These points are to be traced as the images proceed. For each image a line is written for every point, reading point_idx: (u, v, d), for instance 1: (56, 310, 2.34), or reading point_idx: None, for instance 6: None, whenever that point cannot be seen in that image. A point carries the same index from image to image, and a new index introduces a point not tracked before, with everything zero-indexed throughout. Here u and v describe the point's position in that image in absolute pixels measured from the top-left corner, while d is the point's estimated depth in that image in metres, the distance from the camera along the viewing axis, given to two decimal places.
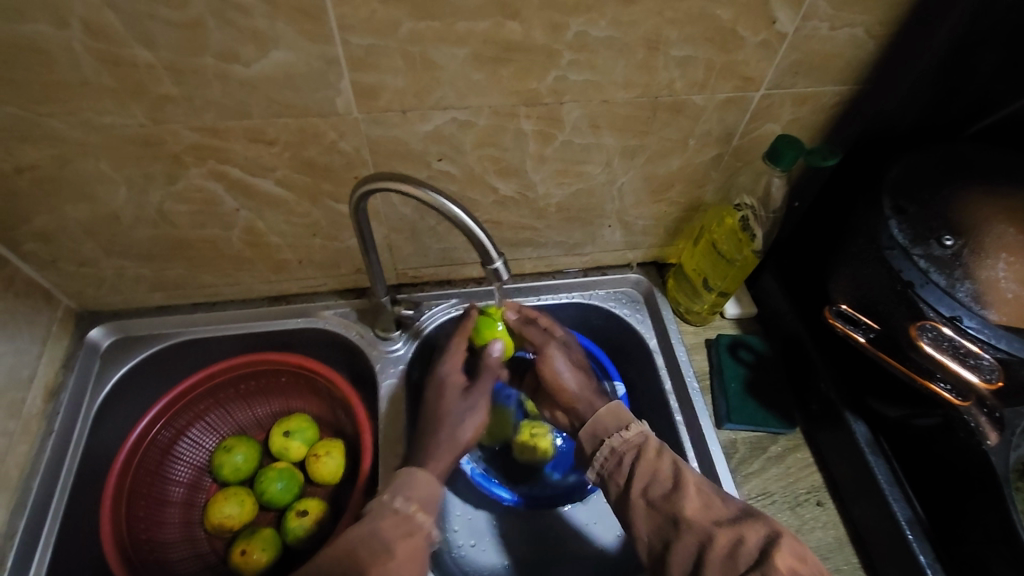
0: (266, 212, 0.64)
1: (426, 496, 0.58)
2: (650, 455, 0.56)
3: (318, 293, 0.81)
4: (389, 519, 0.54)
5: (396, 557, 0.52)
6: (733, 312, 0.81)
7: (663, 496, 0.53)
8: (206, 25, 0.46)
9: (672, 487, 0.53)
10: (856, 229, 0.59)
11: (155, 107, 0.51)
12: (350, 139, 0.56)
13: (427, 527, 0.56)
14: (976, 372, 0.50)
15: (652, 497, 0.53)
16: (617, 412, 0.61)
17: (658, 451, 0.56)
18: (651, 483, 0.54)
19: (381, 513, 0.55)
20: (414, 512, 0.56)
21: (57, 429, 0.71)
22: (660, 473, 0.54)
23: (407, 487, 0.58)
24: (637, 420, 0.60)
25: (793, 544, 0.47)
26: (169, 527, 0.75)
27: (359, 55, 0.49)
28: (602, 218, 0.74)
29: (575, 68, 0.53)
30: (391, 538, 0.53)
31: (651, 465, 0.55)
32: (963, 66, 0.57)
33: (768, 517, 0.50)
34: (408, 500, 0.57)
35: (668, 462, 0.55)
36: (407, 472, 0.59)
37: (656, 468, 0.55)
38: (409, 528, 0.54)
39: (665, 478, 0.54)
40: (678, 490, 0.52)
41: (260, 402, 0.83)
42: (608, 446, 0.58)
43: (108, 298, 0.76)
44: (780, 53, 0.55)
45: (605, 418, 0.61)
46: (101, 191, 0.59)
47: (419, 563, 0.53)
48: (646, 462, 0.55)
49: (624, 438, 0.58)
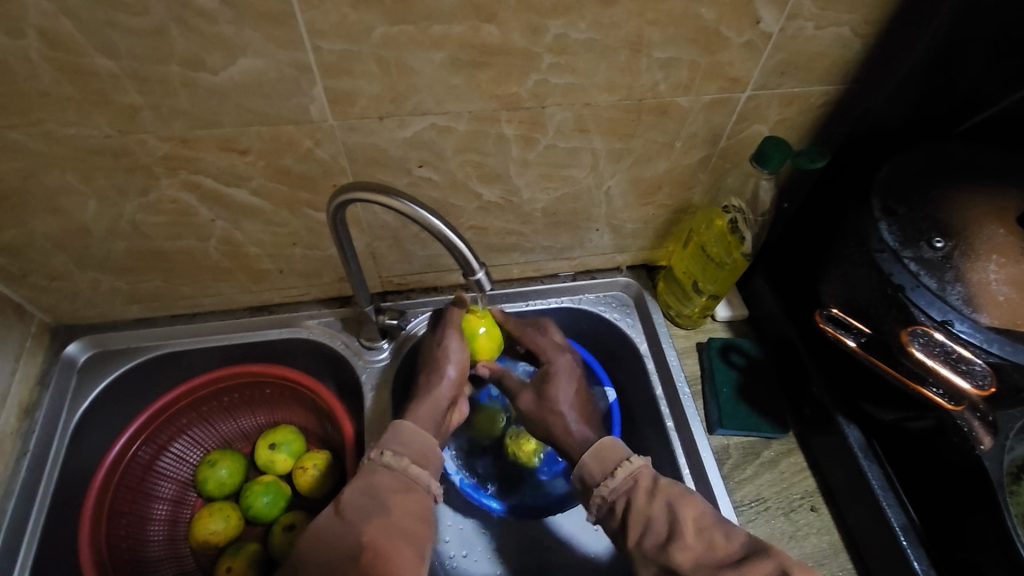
0: (243, 222, 0.63)
1: (419, 451, 0.58)
2: (641, 500, 0.54)
3: (302, 302, 0.79)
4: (381, 477, 0.55)
5: (392, 512, 0.53)
6: (724, 315, 0.80)
7: (658, 548, 0.51)
8: (170, 32, 0.44)
9: (667, 535, 0.51)
10: (846, 232, 0.58)
11: (121, 117, 0.49)
12: (327, 146, 0.55)
13: (424, 480, 0.57)
14: (968, 378, 0.49)
15: (647, 548, 0.52)
16: (604, 453, 0.59)
17: (648, 494, 0.54)
18: (646, 533, 0.52)
19: (372, 471, 0.56)
20: (406, 467, 0.56)
21: (34, 448, 0.68)
22: (653, 521, 0.53)
23: (397, 443, 0.58)
24: (627, 459, 0.58)
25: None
26: (153, 544, 0.74)
27: (331, 61, 0.48)
28: (589, 222, 0.72)
29: (556, 71, 0.52)
30: (385, 496, 0.54)
31: (642, 513, 0.53)
32: (953, 63, 0.56)
33: (775, 551, 0.48)
34: (399, 455, 0.57)
35: (661, 505, 0.53)
36: (397, 424, 0.59)
37: (649, 516, 0.53)
38: (405, 483, 0.56)
39: (659, 528, 0.52)
40: (673, 540, 0.51)
41: (244, 413, 0.81)
42: (598, 494, 0.57)
43: (85, 311, 0.74)
44: (765, 53, 0.54)
45: (591, 464, 0.59)
46: (70, 203, 0.57)
47: (420, 516, 0.54)
48: (637, 509, 0.54)
49: (612, 486, 0.56)
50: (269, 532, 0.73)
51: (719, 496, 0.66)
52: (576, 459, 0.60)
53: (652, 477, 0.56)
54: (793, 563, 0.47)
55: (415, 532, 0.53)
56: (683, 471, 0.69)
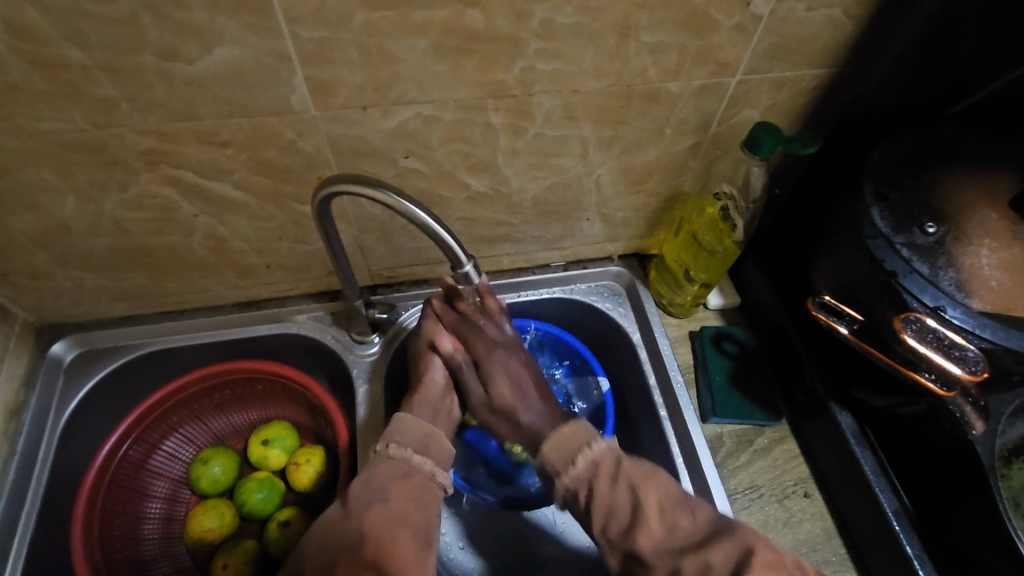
0: (227, 217, 0.62)
1: (419, 439, 0.58)
2: (605, 486, 0.54)
3: (290, 297, 0.78)
4: (383, 467, 0.55)
5: (392, 499, 0.53)
6: (717, 303, 0.80)
7: (623, 534, 0.52)
8: (142, 21, 0.43)
9: (632, 522, 0.52)
10: (838, 218, 0.58)
11: (96, 110, 0.48)
12: (310, 138, 0.54)
13: (428, 467, 0.56)
14: (961, 365, 0.48)
15: (612, 534, 0.53)
16: (563, 441, 0.57)
17: (612, 478, 0.54)
18: (611, 519, 0.53)
19: (374, 462, 0.56)
20: (409, 456, 0.56)
21: (20, 451, 0.67)
22: (617, 507, 0.53)
23: (398, 434, 0.58)
24: (593, 440, 0.57)
25: (764, 559, 0.47)
26: (147, 543, 0.73)
27: (311, 49, 0.46)
28: (580, 211, 0.72)
29: (543, 57, 0.51)
30: (386, 483, 0.54)
31: (606, 499, 0.53)
32: (945, 44, 0.55)
33: (741, 530, 0.50)
34: (402, 445, 0.57)
35: (626, 490, 0.53)
36: (398, 418, 0.58)
37: (613, 502, 0.53)
38: (407, 470, 0.55)
39: (624, 514, 0.52)
40: (638, 525, 0.52)
41: (236, 410, 0.80)
42: (561, 486, 0.56)
43: (69, 310, 0.73)
44: (755, 36, 0.53)
45: (551, 455, 0.57)
46: (48, 200, 0.56)
47: (420, 501, 0.54)
48: (601, 495, 0.54)
49: (574, 475, 0.55)
50: (262, 529, 0.72)
51: (713, 484, 0.66)
52: (538, 445, 0.59)
53: (613, 461, 0.56)
54: (755, 541, 0.49)
55: (417, 517, 0.53)
56: (677, 460, 0.69)
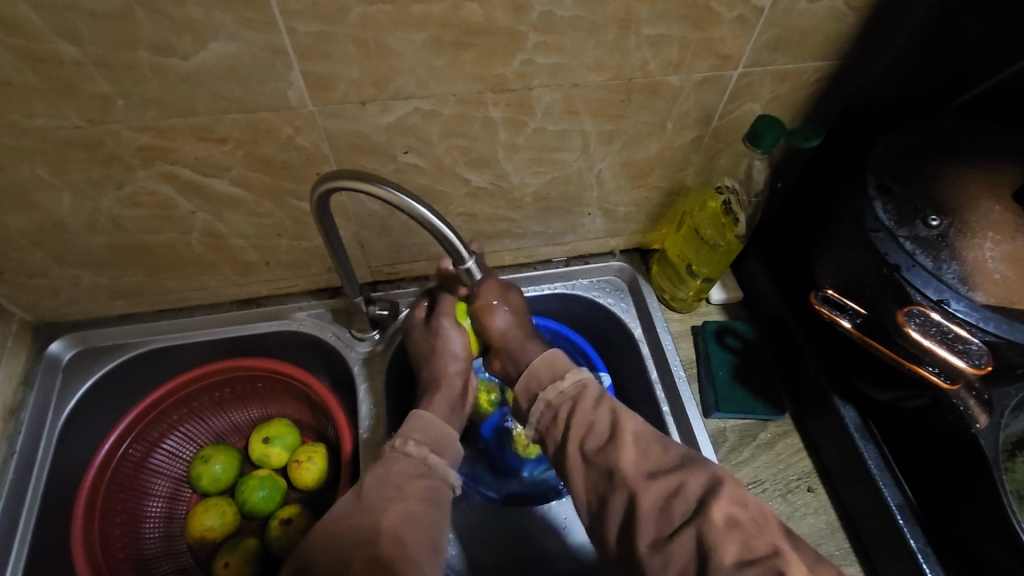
0: (225, 214, 0.61)
1: (438, 439, 0.58)
2: (586, 404, 0.56)
3: (290, 294, 0.78)
4: (400, 464, 0.55)
5: (408, 498, 0.52)
6: (719, 298, 0.80)
7: (598, 449, 0.53)
8: (136, 16, 0.42)
9: (608, 439, 0.53)
10: (841, 212, 0.57)
11: (90, 107, 0.48)
12: (308, 134, 0.53)
13: (441, 467, 0.56)
14: (965, 358, 0.47)
15: (586, 451, 0.54)
16: (554, 361, 0.60)
17: (593, 400, 0.56)
18: (587, 435, 0.54)
19: (391, 458, 0.55)
20: (427, 456, 0.56)
21: (19, 451, 0.67)
22: (596, 425, 0.54)
23: (418, 430, 0.58)
24: (574, 368, 0.59)
25: (733, 491, 0.48)
26: (148, 542, 0.73)
27: (307, 44, 0.46)
28: (580, 206, 0.71)
29: (542, 50, 0.50)
30: (402, 481, 0.53)
31: (585, 415, 0.55)
32: (949, 34, 0.54)
33: (712, 465, 0.50)
34: (420, 443, 0.57)
35: (606, 411, 0.55)
36: (416, 415, 0.59)
37: (593, 420, 0.55)
38: (422, 470, 0.55)
39: (599, 431, 0.54)
40: (613, 441, 0.53)
41: (236, 408, 0.80)
42: (543, 400, 0.58)
43: (67, 309, 0.72)
44: (757, 28, 0.53)
45: (541, 369, 0.60)
46: (43, 198, 0.55)
47: (432, 503, 0.54)
48: (581, 412, 0.55)
49: (560, 390, 0.58)
50: (265, 526, 0.72)
51: None
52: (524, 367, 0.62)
53: (598, 386, 0.58)
54: (725, 474, 0.49)
55: (430, 517, 0.53)
56: None
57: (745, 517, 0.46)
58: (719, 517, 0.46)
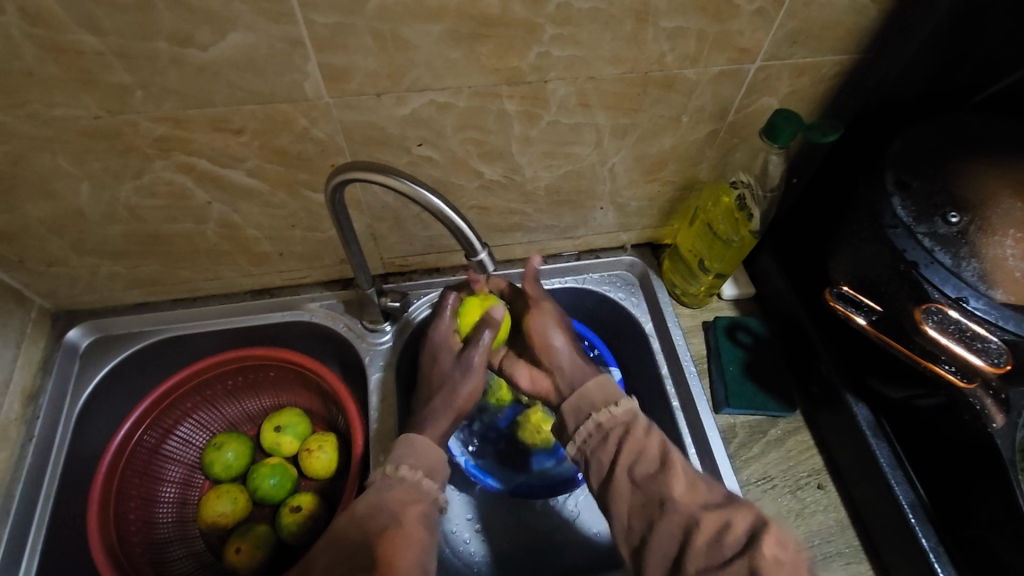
0: (241, 204, 0.61)
1: (431, 465, 0.58)
2: (639, 433, 0.56)
3: (302, 285, 0.78)
4: (394, 490, 0.55)
5: (406, 522, 0.52)
6: (731, 294, 0.79)
7: (647, 477, 0.53)
8: (155, 7, 0.42)
9: (658, 468, 0.53)
10: (858, 207, 0.57)
11: (110, 96, 0.48)
12: (323, 125, 0.53)
13: (432, 491, 0.57)
14: (983, 356, 0.47)
15: (636, 476, 0.53)
16: (605, 387, 0.60)
17: (646, 430, 0.56)
18: (637, 461, 0.54)
19: (386, 484, 0.56)
20: (419, 480, 0.56)
21: (38, 435, 0.68)
22: (647, 452, 0.54)
23: (412, 456, 0.58)
24: (626, 397, 0.60)
25: (779, 533, 0.47)
26: (161, 527, 0.74)
27: (323, 35, 0.46)
28: (593, 200, 0.71)
29: (559, 42, 0.50)
30: (397, 508, 0.53)
31: (637, 442, 0.55)
32: (973, 27, 0.54)
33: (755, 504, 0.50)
34: (413, 468, 0.57)
35: (657, 442, 0.55)
36: (408, 439, 0.59)
37: (644, 448, 0.55)
38: (417, 495, 0.55)
39: (652, 458, 0.54)
40: (664, 471, 0.53)
41: (248, 396, 0.81)
42: (594, 421, 0.58)
43: (84, 297, 0.73)
44: (776, 21, 0.52)
45: (593, 391, 0.60)
46: (62, 187, 0.56)
47: (429, 526, 0.54)
48: (634, 439, 0.55)
49: (612, 414, 0.58)
50: (276, 513, 0.73)
51: (727, 473, 0.66)
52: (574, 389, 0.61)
53: (649, 417, 0.58)
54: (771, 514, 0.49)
55: (425, 541, 0.53)
56: (690, 450, 0.69)
57: (791, 556, 0.46)
58: (769, 556, 0.45)
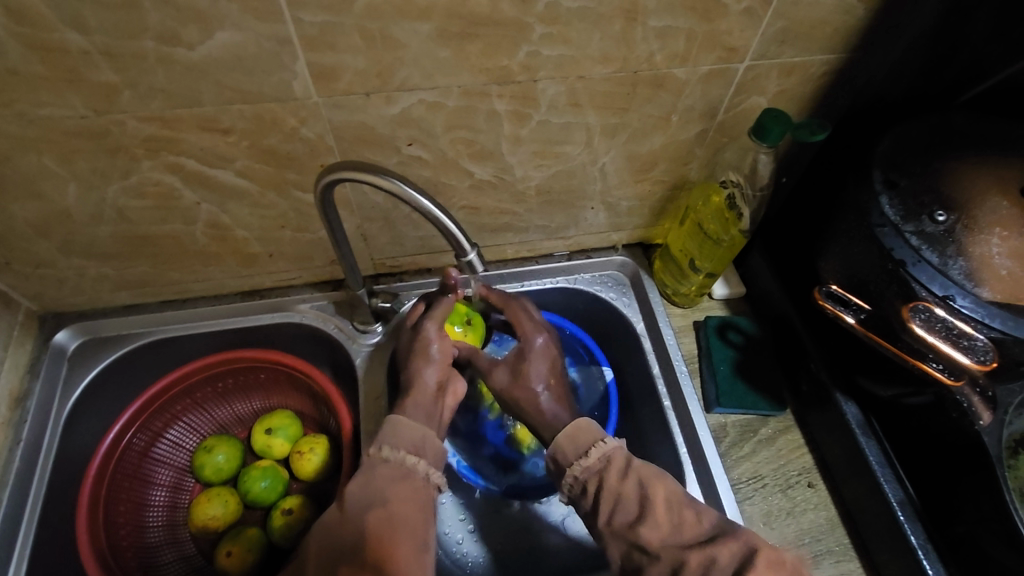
0: (230, 205, 0.61)
1: (417, 441, 0.57)
2: (613, 479, 0.55)
3: (292, 286, 0.78)
4: (380, 471, 0.55)
5: (390, 503, 0.53)
6: (722, 293, 0.79)
7: (628, 526, 0.53)
8: (141, 5, 0.42)
9: (637, 514, 0.53)
10: (846, 206, 0.57)
11: (96, 96, 0.48)
12: (313, 125, 0.53)
13: (423, 468, 0.56)
14: (969, 355, 0.48)
15: (617, 526, 0.53)
16: (578, 434, 0.59)
17: (620, 473, 0.55)
18: (617, 510, 0.54)
19: (370, 466, 0.55)
20: (404, 459, 0.56)
21: (26, 438, 0.67)
22: (624, 501, 0.54)
23: (393, 437, 0.57)
24: (600, 439, 0.58)
25: (768, 556, 0.47)
26: (151, 530, 0.73)
27: (312, 34, 0.46)
28: (584, 200, 0.71)
29: (548, 42, 0.50)
30: (383, 488, 0.54)
31: (613, 491, 0.54)
32: (958, 28, 0.54)
33: (745, 532, 0.50)
34: (396, 449, 0.56)
35: (634, 483, 0.54)
36: (393, 421, 0.58)
37: (620, 495, 0.54)
38: (403, 474, 0.55)
39: (630, 505, 0.53)
40: (643, 518, 0.52)
41: (239, 398, 0.80)
42: (571, 474, 0.57)
43: (72, 299, 0.72)
44: (764, 21, 0.52)
45: (566, 444, 0.58)
46: (49, 188, 0.55)
47: (421, 503, 0.55)
48: (609, 489, 0.55)
49: (585, 466, 0.57)
50: (267, 516, 0.72)
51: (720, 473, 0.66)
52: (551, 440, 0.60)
53: (624, 456, 0.57)
54: (759, 542, 0.48)
55: (415, 519, 0.53)
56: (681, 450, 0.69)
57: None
58: None
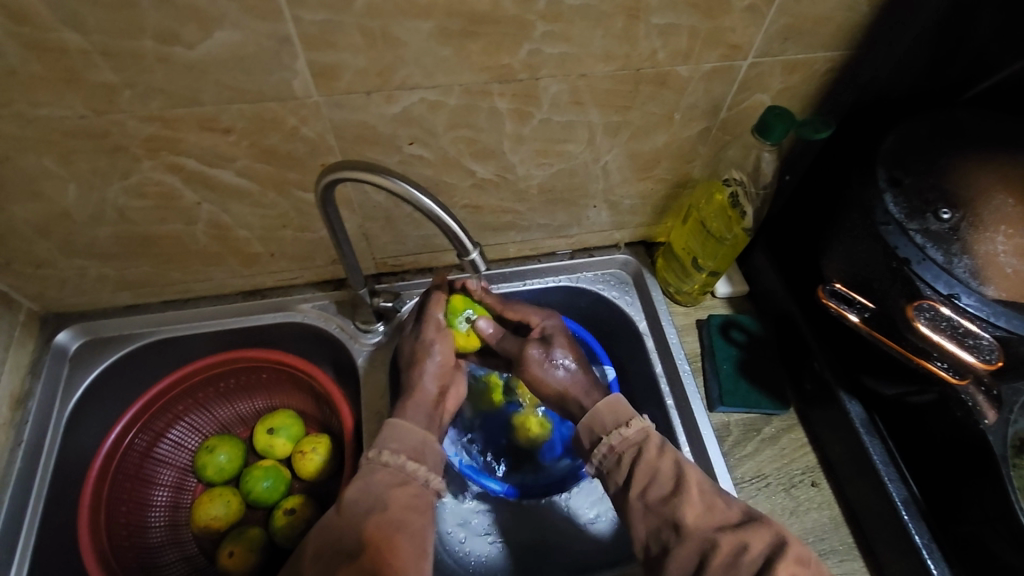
0: (231, 205, 0.61)
1: (417, 447, 0.57)
2: (651, 454, 0.55)
3: (294, 286, 0.78)
4: (379, 475, 0.55)
5: (390, 507, 0.53)
6: (725, 291, 0.79)
7: (662, 501, 0.52)
8: (139, 4, 0.42)
9: (671, 491, 0.52)
10: (850, 204, 0.56)
11: (95, 96, 0.47)
12: (313, 124, 0.53)
13: (422, 475, 0.56)
14: (975, 353, 0.47)
15: (650, 499, 0.53)
16: (616, 407, 0.59)
17: (658, 449, 0.55)
18: (651, 485, 0.53)
19: (370, 470, 0.55)
20: (404, 464, 0.56)
21: (27, 440, 0.67)
22: (660, 474, 0.54)
23: (396, 441, 0.57)
24: (636, 415, 0.58)
25: (797, 551, 0.48)
26: (153, 530, 0.73)
27: (311, 33, 0.46)
28: (586, 198, 0.71)
29: (550, 40, 0.50)
30: (382, 491, 0.53)
31: (650, 465, 0.54)
32: (963, 25, 0.54)
33: (771, 521, 0.50)
34: (397, 453, 0.56)
35: (669, 462, 0.54)
36: (389, 425, 0.58)
37: (657, 469, 0.54)
38: (403, 478, 0.55)
39: (664, 481, 0.53)
40: (678, 493, 0.52)
41: (241, 398, 0.80)
42: (606, 443, 0.57)
43: (72, 299, 0.72)
44: (768, 17, 0.52)
45: (603, 413, 0.59)
46: (49, 188, 0.55)
47: (419, 509, 0.54)
48: (646, 462, 0.54)
49: (624, 436, 0.56)
50: (269, 516, 0.72)
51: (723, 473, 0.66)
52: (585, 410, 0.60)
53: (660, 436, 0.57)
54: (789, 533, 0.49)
55: (415, 523, 0.53)
56: (684, 449, 0.69)
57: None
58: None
